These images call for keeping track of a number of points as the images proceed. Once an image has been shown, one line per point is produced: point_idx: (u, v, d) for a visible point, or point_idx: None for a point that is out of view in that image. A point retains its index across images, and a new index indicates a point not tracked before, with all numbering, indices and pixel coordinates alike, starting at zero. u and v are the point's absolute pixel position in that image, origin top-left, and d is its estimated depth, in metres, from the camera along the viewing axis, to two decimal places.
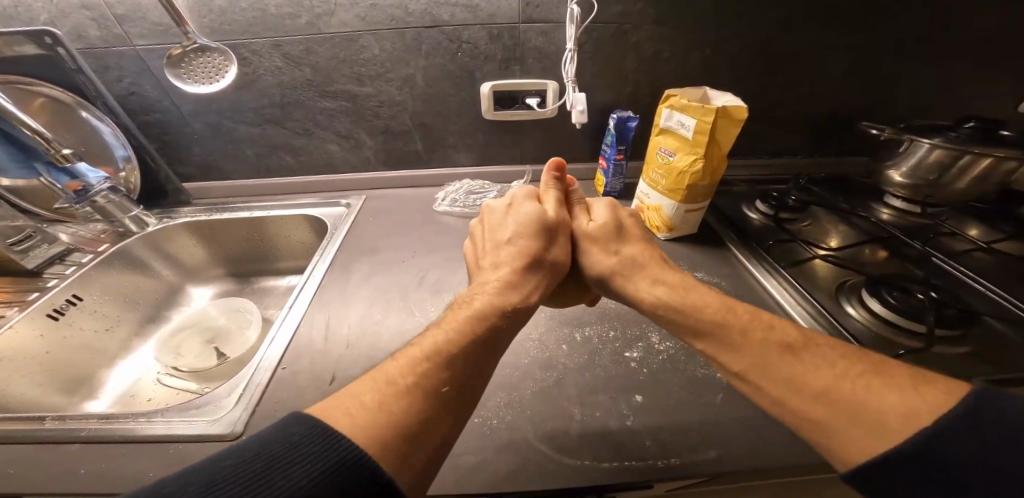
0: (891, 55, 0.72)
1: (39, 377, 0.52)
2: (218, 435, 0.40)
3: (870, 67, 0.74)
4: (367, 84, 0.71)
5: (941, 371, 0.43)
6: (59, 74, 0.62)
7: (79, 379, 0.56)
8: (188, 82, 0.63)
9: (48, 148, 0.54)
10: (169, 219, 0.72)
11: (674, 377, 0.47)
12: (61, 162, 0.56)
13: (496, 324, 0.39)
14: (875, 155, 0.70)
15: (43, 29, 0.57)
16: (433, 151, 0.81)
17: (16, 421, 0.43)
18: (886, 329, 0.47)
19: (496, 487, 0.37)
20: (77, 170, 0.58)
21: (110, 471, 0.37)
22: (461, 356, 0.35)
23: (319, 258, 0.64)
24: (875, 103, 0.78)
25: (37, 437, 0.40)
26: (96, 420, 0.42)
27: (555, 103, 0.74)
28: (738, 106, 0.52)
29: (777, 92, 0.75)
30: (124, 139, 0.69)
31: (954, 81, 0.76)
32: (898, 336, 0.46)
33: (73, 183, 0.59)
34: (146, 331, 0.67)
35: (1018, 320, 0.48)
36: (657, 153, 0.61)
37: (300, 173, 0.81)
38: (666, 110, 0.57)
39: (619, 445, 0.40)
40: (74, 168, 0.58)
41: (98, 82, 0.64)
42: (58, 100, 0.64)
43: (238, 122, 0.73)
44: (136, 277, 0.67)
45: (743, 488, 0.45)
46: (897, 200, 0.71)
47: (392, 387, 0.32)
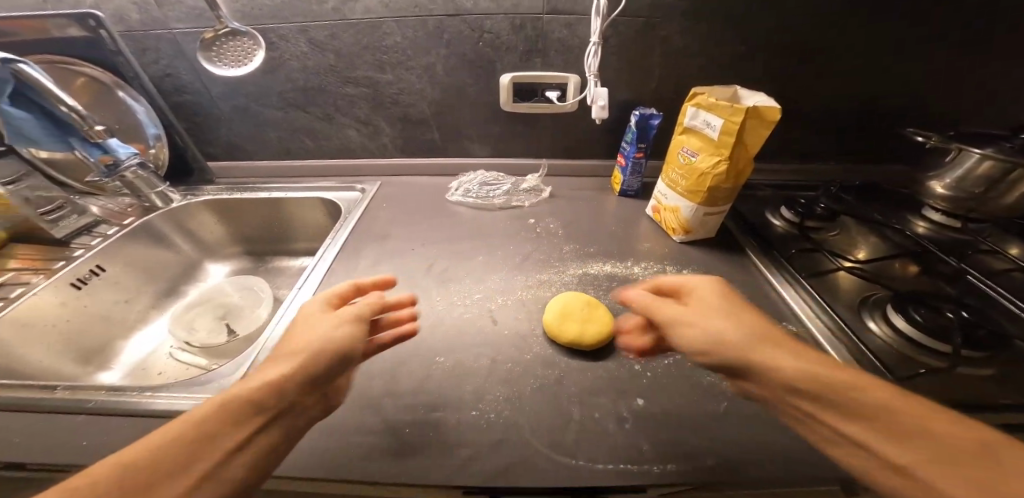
0: (943, 56, 0.68)
1: (57, 344, 0.54)
2: None
3: (915, 71, 0.69)
4: (389, 72, 0.71)
5: (963, 394, 0.40)
6: (99, 54, 0.64)
7: (97, 348, 0.58)
8: (217, 64, 0.64)
9: (81, 124, 0.56)
10: (193, 196, 0.74)
11: (681, 382, 0.45)
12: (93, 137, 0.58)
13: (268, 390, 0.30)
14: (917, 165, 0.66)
15: (87, 12, 0.59)
16: (449, 141, 0.81)
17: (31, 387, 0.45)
18: (908, 347, 0.44)
19: (487, 482, 0.37)
20: (108, 145, 0.59)
21: (116, 441, 0.39)
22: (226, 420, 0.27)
23: (330, 242, 0.65)
24: (919, 111, 0.74)
25: (47, 406, 0.42)
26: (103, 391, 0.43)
27: (575, 97, 0.72)
28: (771, 107, 0.49)
29: (812, 95, 0.71)
30: (157, 119, 0.71)
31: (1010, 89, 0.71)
32: (923, 356, 0.43)
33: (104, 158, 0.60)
34: (163, 304, 0.69)
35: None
36: (679, 153, 0.59)
37: (318, 157, 0.82)
38: (691, 108, 0.55)
39: (617, 450, 0.39)
40: (106, 143, 0.60)
41: (135, 63, 0.66)
42: (97, 81, 0.66)
43: (262, 105, 0.74)
44: (157, 251, 0.70)
45: None
46: (936, 215, 0.66)
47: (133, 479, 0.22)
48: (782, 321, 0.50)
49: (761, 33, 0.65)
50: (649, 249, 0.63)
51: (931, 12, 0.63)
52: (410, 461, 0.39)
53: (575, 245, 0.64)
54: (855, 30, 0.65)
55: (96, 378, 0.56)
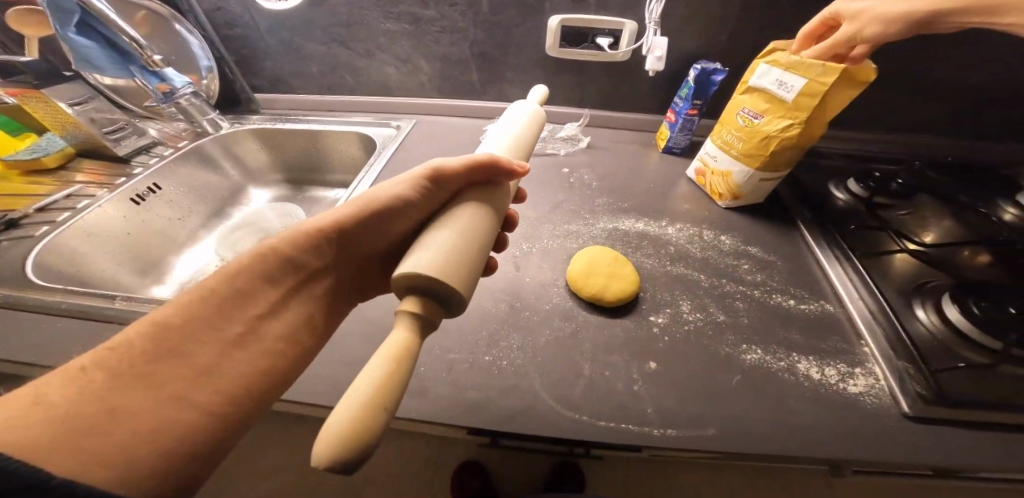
0: None
1: (118, 256, 0.59)
2: None
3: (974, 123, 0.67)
4: (431, 7, 0.67)
5: (982, 392, 0.39)
6: None
7: (152, 264, 0.63)
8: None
9: (141, 52, 0.59)
10: (240, 124, 0.78)
11: (701, 352, 0.44)
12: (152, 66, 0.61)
13: (247, 283, 0.33)
14: (952, 187, 0.62)
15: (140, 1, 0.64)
16: (488, 82, 0.77)
17: (85, 295, 0.44)
18: (952, 340, 0.43)
19: (491, 424, 0.38)
20: (165, 74, 0.63)
21: None
22: (207, 311, 0.30)
23: (366, 173, 0.68)
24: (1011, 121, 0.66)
25: (104, 314, 0.42)
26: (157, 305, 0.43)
27: (628, 47, 0.65)
28: (864, 67, 0.42)
29: (920, 70, 0.61)
30: (211, 52, 0.71)
31: None
32: (965, 349, 0.43)
33: (192, 76, 0.72)
34: (211, 224, 0.75)
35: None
36: (737, 114, 0.53)
37: (358, 93, 0.81)
38: (763, 65, 0.48)
39: (620, 411, 0.40)
40: (163, 72, 0.63)
41: None
42: (156, 13, 0.65)
43: (304, 39, 0.72)
44: (209, 175, 0.75)
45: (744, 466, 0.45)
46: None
47: (155, 328, 0.27)
48: (818, 299, 0.50)
49: None
50: (687, 212, 0.61)
51: None
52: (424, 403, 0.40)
53: (608, 199, 0.63)
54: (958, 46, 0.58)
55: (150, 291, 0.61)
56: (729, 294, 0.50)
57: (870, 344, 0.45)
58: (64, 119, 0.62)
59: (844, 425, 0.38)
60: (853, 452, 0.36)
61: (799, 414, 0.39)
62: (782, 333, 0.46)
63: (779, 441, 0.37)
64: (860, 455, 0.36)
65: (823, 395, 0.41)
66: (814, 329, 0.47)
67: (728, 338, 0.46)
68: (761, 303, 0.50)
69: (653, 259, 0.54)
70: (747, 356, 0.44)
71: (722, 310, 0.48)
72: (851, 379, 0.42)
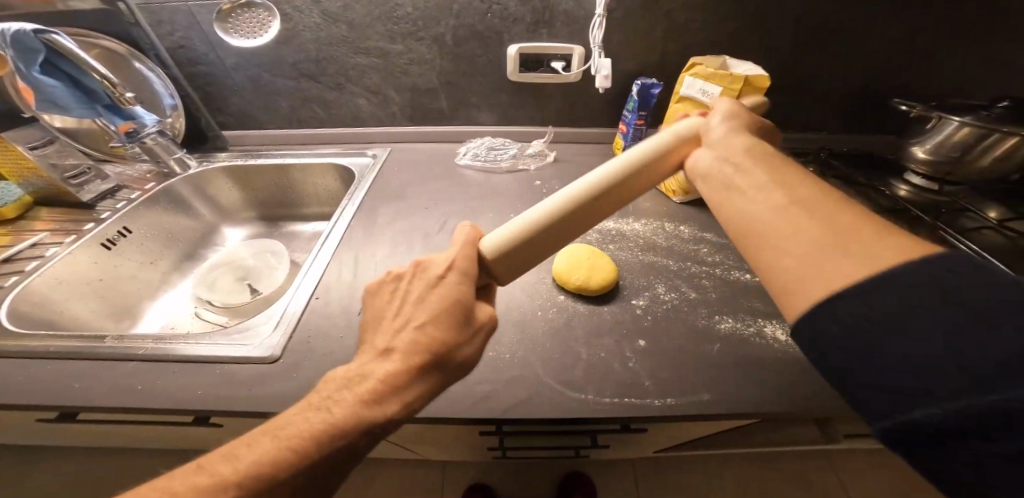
0: (933, 64, 0.72)
1: (93, 303, 0.60)
2: (264, 356, 0.45)
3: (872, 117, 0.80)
4: (399, 42, 0.72)
5: None
6: (115, 29, 0.65)
7: (127, 309, 0.64)
8: (233, 36, 0.69)
9: (113, 91, 0.60)
10: (209, 162, 0.77)
11: (679, 326, 0.50)
12: (123, 104, 0.61)
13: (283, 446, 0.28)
14: (858, 171, 0.74)
15: (104, 43, 0.66)
16: (458, 108, 0.83)
17: (75, 339, 0.46)
18: None
19: (505, 412, 0.42)
20: (135, 112, 0.64)
21: (170, 384, 0.42)
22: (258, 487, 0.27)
23: (348, 201, 0.70)
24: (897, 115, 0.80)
25: (98, 354, 0.44)
26: (150, 341, 0.46)
27: (579, 68, 0.74)
28: (762, 75, 0.52)
29: (817, 76, 0.74)
30: (174, 90, 0.72)
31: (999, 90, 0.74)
32: None
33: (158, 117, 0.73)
34: (184, 266, 0.75)
35: None
36: (675, 120, 0.61)
37: (330, 125, 0.83)
38: (688, 77, 0.57)
39: (620, 387, 0.44)
40: (132, 111, 0.63)
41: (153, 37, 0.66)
42: (114, 52, 0.67)
43: (273, 75, 0.74)
44: (179, 217, 0.75)
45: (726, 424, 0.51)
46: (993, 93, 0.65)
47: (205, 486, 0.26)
48: None
49: (763, 28, 0.69)
50: (649, 208, 0.68)
51: (914, 40, 0.69)
52: (441, 403, 0.43)
53: None
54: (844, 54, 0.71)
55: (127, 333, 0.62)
56: (697, 276, 0.57)
57: None
58: (23, 167, 0.61)
59: (804, 375, 0.45)
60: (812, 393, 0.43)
61: (766, 366, 0.45)
62: (745, 302, 0.53)
63: (759, 394, 0.43)
64: (821, 399, 0.42)
65: (788, 353, 0.47)
66: (770, 296, 0.54)
67: (702, 311, 0.52)
68: (723, 279, 0.57)
69: (627, 251, 0.60)
70: (721, 326, 0.50)
71: (691, 287, 0.54)
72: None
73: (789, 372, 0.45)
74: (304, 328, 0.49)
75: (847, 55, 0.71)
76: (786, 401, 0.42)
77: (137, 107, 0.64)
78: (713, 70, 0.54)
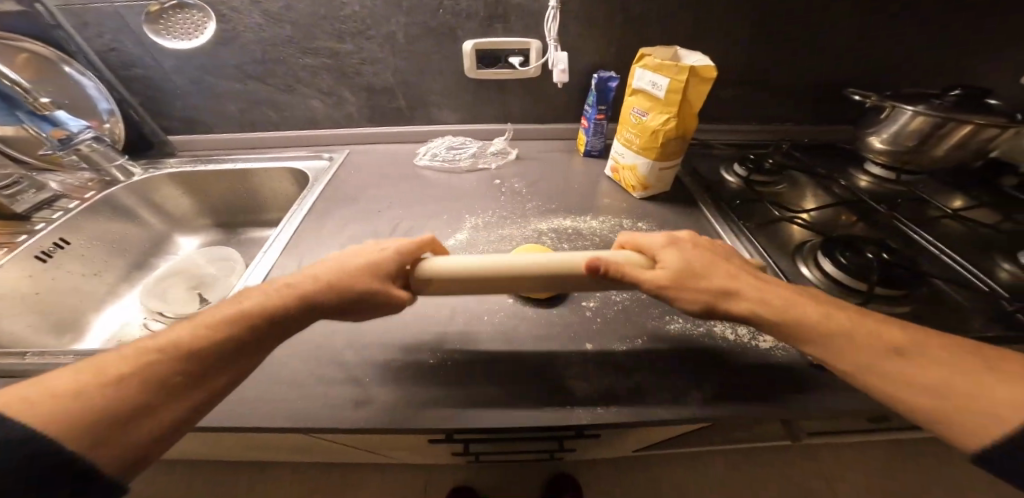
0: (891, 53, 0.71)
1: (30, 317, 0.57)
2: None
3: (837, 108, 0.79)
4: (349, 41, 0.70)
5: None
6: (40, 31, 0.62)
7: (68, 322, 0.61)
8: (166, 38, 0.66)
9: (27, 97, 0.60)
10: (155, 169, 0.75)
11: (629, 328, 0.49)
12: (40, 110, 0.62)
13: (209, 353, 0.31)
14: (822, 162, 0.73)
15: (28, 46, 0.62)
16: (416, 107, 0.80)
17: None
18: (834, 289, 0.47)
19: (440, 423, 0.40)
20: (58, 118, 0.63)
21: None
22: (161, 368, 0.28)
23: (298, 206, 0.67)
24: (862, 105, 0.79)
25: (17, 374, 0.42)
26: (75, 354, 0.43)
27: (537, 63, 0.72)
28: (708, 66, 0.50)
29: (778, 67, 0.73)
30: (109, 93, 0.68)
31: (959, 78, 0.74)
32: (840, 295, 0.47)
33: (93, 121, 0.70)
34: (133, 276, 0.72)
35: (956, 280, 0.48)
36: (629, 113, 0.60)
37: (284, 127, 0.80)
38: (638, 69, 0.55)
39: (562, 394, 0.42)
40: (55, 116, 0.63)
41: (76, 38, 0.64)
42: (39, 55, 0.63)
43: (218, 78, 0.72)
44: (123, 225, 0.72)
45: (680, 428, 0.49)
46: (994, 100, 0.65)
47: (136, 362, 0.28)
48: None
49: (720, 18, 0.67)
50: (608, 205, 0.67)
51: (872, 29, 0.68)
52: (374, 416, 0.41)
53: (537, 202, 0.68)
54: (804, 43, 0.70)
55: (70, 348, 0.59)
56: None
57: None
58: None
59: (752, 376, 0.44)
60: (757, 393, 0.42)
61: (713, 368, 0.44)
62: None
63: (706, 397, 0.41)
64: (767, 401, 0.41)
65: (738, 352, 0.46)
66: None
67: (654, 312, 0.51)
68: None
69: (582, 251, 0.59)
70: (671, 327, 0.49)
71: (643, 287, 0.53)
72: (755, 337, 0.48)
73: (737, 373, 0.44)
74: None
75: (806, 45, 0.70)
76: (731, 402, 0.41)
77: (59, 111, 0.64)
78: (661, 62, 0.53)
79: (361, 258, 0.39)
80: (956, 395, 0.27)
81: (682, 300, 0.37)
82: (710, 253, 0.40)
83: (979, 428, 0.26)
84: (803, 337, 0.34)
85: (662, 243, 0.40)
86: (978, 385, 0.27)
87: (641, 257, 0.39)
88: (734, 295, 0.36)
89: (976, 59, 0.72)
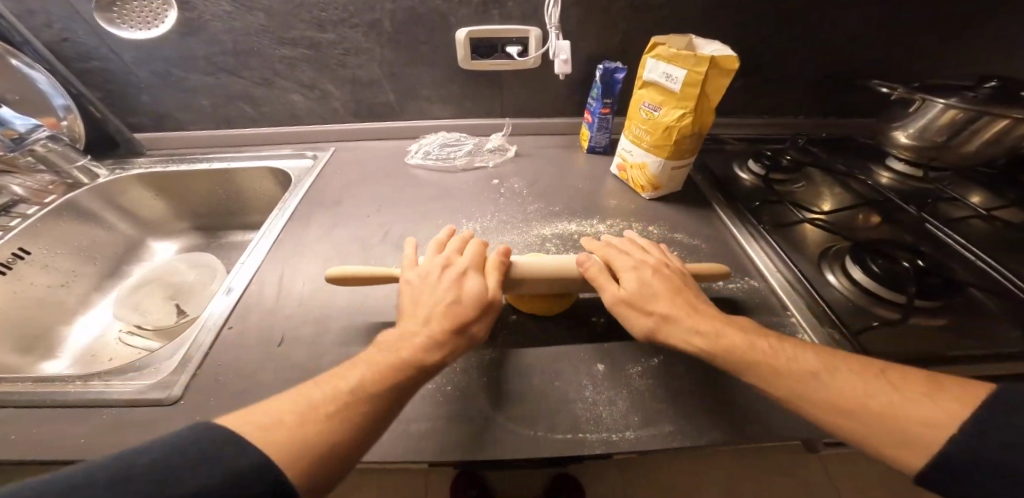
0: (908, 42, 0.67)
1: None
2: (159, 400, 0.38)
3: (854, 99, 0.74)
4: (330, 30, 0.64)
5: (915, 346, 0.40)
6: None
7: (35, 338, 0.56)
8: (122, 27, 0.60)
9: None
10: (122, 170, 0.69)
11: (644, 344, 0.45)
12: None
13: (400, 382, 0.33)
14: (840, 158, 0.70)
15: None
16: (407, 101, 0.75)
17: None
18: (864, 299, 0.44)
19: (440, 457, 0.36)
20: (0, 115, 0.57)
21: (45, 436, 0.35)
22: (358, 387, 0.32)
23: (278, 210, 0.62)
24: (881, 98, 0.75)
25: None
26: (31, 383, 0.40)
27: (536, 53, 0.66)
28: (729, 56, 0.46)
29: (792, 56, 0.68)
30: (62, 87, 0.62)
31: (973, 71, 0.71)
32: (875, 307, 0.44)
33: (47, 120, 0.64)
34: (105, 286, 0.67)
35: (998, 291, 0.45)
36: (640, 108, 0.55)
37: (264, 124, 0.74)
38: (650, 60, 0.50)
39: (574, 420, 0.38)
40: None
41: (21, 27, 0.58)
42: None
43: (186, 71, 0.66)
44: (90, 230, 0.66)
45: (698, 450, 0.46)
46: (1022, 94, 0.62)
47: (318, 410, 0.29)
48: (744, 275, 0.49)
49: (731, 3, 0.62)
50: (615, 207, 0.62)
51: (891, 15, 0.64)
52: (365, 450, 0.36)
53: (539, 203, 0.63)
54: (820, 30, 0.65)
55: (39, 368, 0.54)
56: None
57: (795, 313, 0.44)
58: None
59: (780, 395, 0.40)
60: (785, 418, 0.39)
61: (737, 387, 0.41)
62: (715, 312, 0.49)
63: (731, 422, 0.38)
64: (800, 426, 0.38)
65: None
66: (747, 304, 0.46)
67: None
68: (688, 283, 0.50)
69: None
70: None
71: None
72: None
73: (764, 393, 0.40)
74: (211, 363, 0.42)
75: (823, 31, 0.65)
76: (760, 427, 0.38)
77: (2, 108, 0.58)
78: (676, 51, 0.48)
79: (443, 274, 0.42)
80: (879, 412, 0.28)
81: (628, 318, 0.39)
82: (667, 279, 0.42)
83: (907, 452, 0.27)
84: (740, 367, 0.34)
85: (628, 266, 0.43)
86: (886, 403, 0.28)
87: (608, 275, 0.43)
88: (672, 321, 0.38)
89: (997, 48, 0.69)
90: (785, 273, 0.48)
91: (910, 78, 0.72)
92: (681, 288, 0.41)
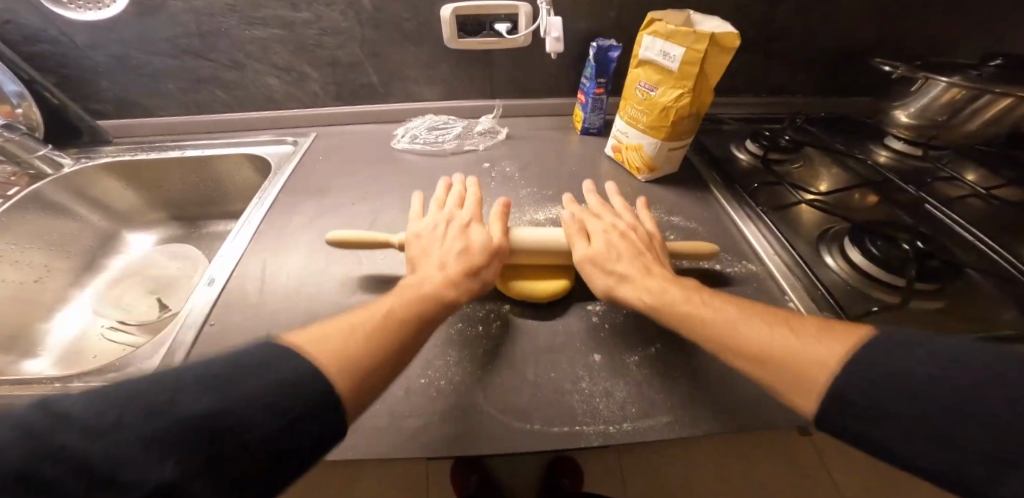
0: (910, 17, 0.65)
1: None
2: None
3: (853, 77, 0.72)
4: (303, 8, 0.60)
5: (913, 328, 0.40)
6: None
7: (12, 337, 0.53)
8: (71, 8, 0.56)
9: None
10: (88, 158, 0.65)
11: (641, 333, 0.44)
12: None
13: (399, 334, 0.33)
14: (839, 136, 0.68)
15: None
16: (391, 83, 0.71)
17: None
18: (863, 283, 0.44)
19: (434, 453, 0.35)
20: None
21: None
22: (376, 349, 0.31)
23: (258, 199, 0.59)
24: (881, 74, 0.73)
25: None
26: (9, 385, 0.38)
27: (526, 30, 0.63)
28: (729, 32, 0.43)
29: (790, 32, 0.66)
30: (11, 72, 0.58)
31: (974, 46, 0.69)
32: (875, 290, 0.43)
33: (2, 108, 0.59)
34: (82, 280, 0.64)
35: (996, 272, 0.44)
36: (635, 88, 0.52)
37: (239, 109, 0.70)
38: (647, 37, 0.48)
39: (571, 412, 0.38)
40: None
41: None
42: None
43: (147, 53, 0.62)
44: (59, 222, 0.63)
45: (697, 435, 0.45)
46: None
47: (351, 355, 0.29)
48: (741, 260, 0.48)
49: None
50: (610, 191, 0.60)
51: None
52: (358, 447, 0.35)
53: (532, 189, 0.61)
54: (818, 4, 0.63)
55: (22, 367, 0.51)
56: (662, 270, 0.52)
57: (793, 299, 0.43)
58: None
59: None
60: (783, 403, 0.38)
61: (734, 375, 0.40)
62: None
63: (728, 409, 0.37)
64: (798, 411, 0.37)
65: None
66: (745, 290, 0.45)
67: None
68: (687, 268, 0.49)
69: None
70: None
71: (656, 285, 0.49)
72: None
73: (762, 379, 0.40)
74: (190, 361, 0.40)
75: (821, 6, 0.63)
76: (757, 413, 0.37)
77: None
78: (673, 27, 0.45)
79: (448, 231, 0.46)
80: (773, 356, 0.29)
81: (589, 276, 0.42)
82: (632, 243, 0.44)
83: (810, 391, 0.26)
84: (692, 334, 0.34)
85: (598, 229, 0.46)
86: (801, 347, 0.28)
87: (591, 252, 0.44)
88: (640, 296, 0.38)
89: (1000, 22, 0.67)
90: (785, 257, 0.47)
91: (911, 55, 0.70)
92: (643, 252, 0.43)
